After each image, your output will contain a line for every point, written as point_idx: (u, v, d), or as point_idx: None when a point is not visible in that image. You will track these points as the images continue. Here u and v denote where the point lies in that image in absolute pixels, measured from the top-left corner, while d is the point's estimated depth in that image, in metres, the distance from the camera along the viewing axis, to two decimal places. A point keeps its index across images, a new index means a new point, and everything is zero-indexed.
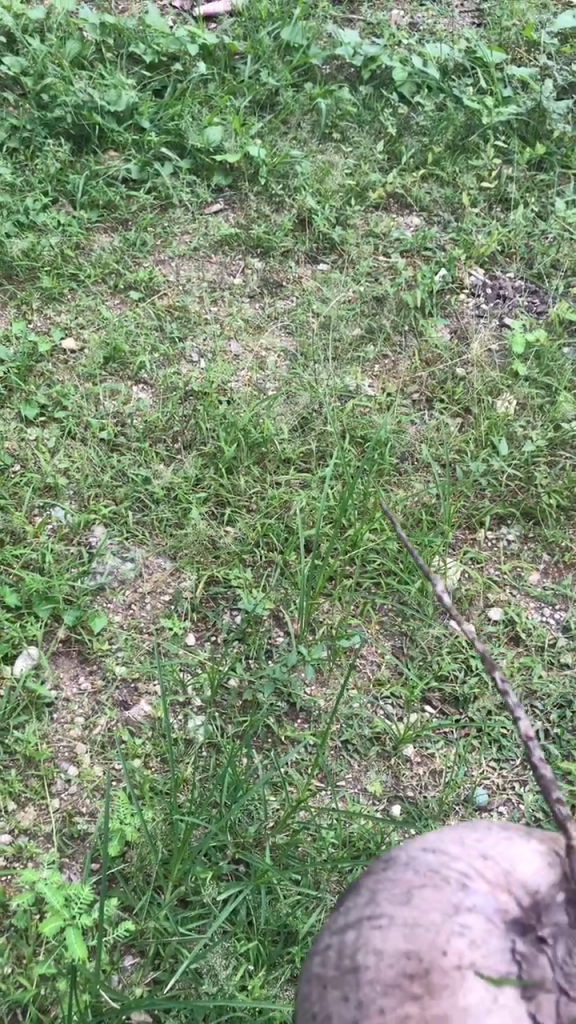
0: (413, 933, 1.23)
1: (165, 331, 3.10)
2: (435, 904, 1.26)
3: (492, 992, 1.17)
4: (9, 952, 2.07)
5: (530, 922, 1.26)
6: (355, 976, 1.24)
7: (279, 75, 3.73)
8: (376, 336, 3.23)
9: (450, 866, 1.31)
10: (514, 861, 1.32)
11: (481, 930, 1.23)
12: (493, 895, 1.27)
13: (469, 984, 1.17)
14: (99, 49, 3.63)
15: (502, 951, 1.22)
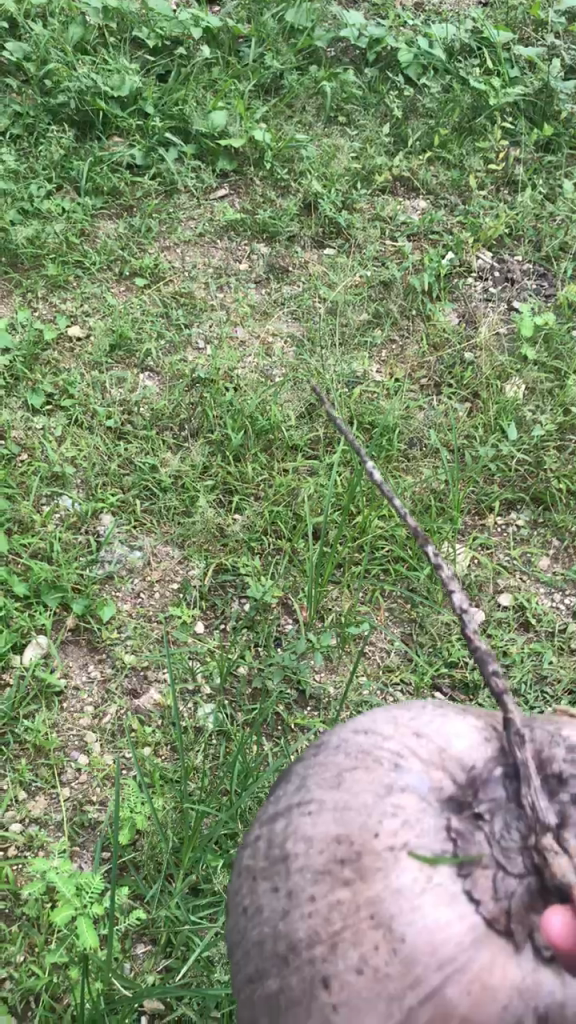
0: (343, 816, 1.26)
1: (172, 318, 3.08)
2: (368, 788, 1.28)
3: (427, 871, 1.18)
4: (21, 940, 2.07)
5: (467, 797, 1.28)
6: (287, 854, 1.28)
7: (284, 58, 3.70)
8: (383, 321, 3.21)
9: (381, 747, 1.34)
10: (448, 741, 1.35)
11: (412, 807, 1.26)
12: (426, 773, 1.30)
13: (401, 863, 1.19)
14: (102, 33, 3.60)
15: (436, 824, 1.24)
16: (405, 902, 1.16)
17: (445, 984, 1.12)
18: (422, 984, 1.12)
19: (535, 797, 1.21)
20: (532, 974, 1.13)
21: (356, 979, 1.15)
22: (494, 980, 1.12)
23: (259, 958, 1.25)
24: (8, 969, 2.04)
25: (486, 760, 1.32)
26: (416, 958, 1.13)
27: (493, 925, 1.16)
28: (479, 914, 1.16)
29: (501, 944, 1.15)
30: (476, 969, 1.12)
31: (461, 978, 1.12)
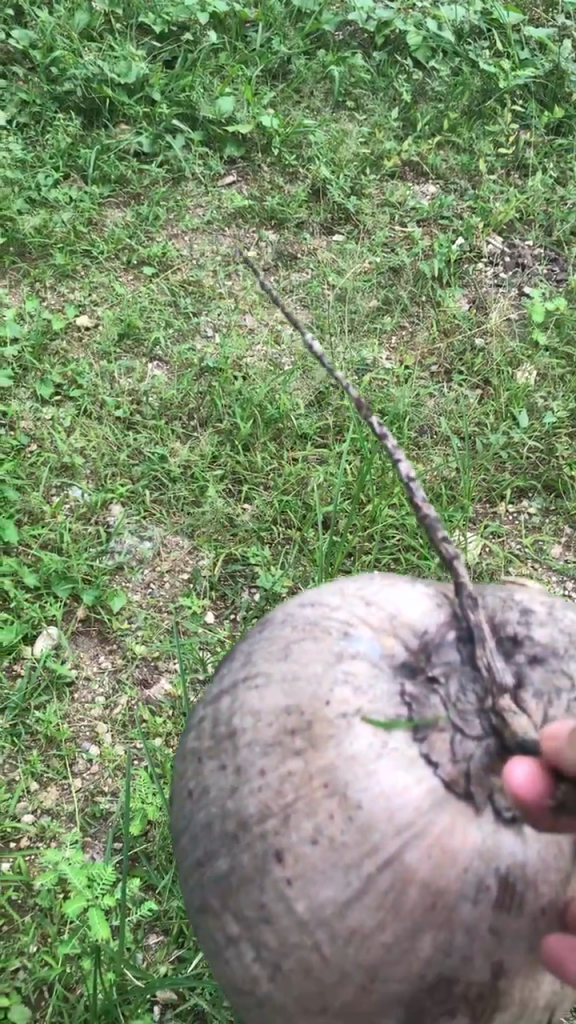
0: (293, 688, 1.37)
1: (180, 307, 3.07)
2: (318, 659, 1.39)
3: (381, 738, 1.29)
4: (34, 931, 2.08)
5: (417, 664, 1.39)
6: (240, 731, 1.40)
7: (291, 42, 3.66)
8: (393, 308, 3.19)
9: (329, 620, 1.45)
10: (398, 610, 1.45)
11: (364, 676, 1.36)
12: (377, 641, 1.41)
13: (353, 732, 1.30)
14: (108, 19, 3.57)
15: (388, 690, 1.35)
16: (360, 768, 1.27)
17: (401, 847, 1.24)
18: (378, 847, 1.24)
19: (490, 659, 1.35)
20: (484, 828, 1.26)
21: (312, 849, 1.27)
22: (452, 842, 1.25)
23: (220, 830, 1.37)
24: (21, 959, 2.05)
25: (436, 625, 1.43)
26: (372, 824, 1.25)
27: (449, 786, 1.28)
28: (434, 774, 1.28)
29: (457, 804, 1.27)
30: (432, 831, 1.25)
31: (415, 838, 1.24)
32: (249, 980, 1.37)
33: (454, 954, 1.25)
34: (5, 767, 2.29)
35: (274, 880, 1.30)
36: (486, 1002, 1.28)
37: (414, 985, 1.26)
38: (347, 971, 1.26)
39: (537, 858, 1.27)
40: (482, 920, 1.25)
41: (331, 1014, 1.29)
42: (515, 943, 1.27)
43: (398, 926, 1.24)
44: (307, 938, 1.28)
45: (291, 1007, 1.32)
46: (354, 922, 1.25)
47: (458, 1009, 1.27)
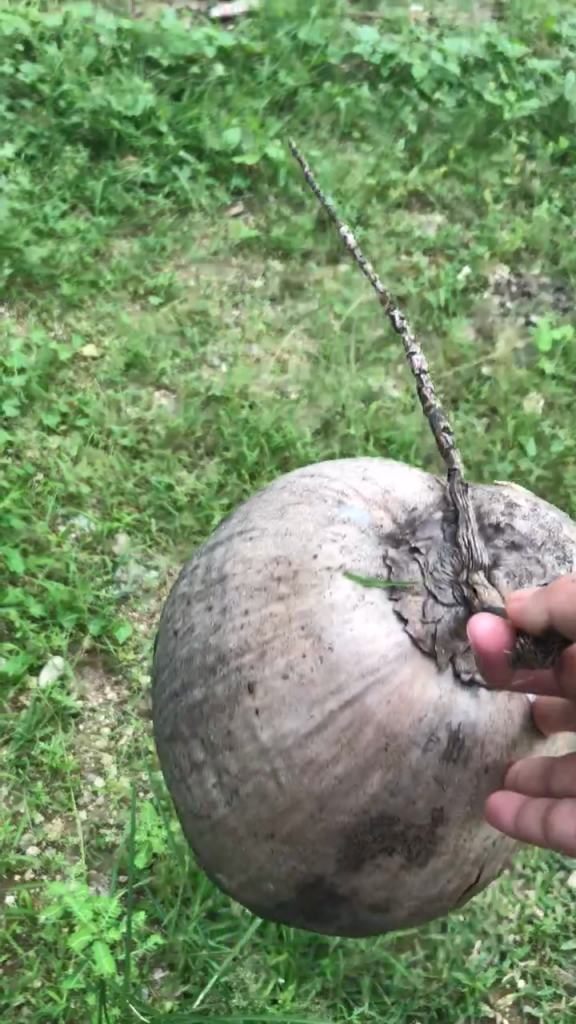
0: (285, 543, 1.69)
1: (187, 337, 3.07)
2: (312, 520, 1.70)
3: (360, 591, 1.60)
4: (38, 966, 2.07)
5: (403, 534, 1.69)
6: (233, 582, 1.71)
7: (297, 75, 3.68)
8: (399, 337, 3.20)
9: (328, 490, 1.75)
10: (392, 487, 1.76)
11: (353, 537, 1.67)
12: (368, 512, 1.71)
13: (335, 583, 1.61)
14: (116, 52, 3.59)
15: (371, 552, 1.65)
16: (337, 615, 1.58)
17: (364, 693, 1.55)
18: (344, 691, 1.55)
19: (470, 538, 1.63)
20: (444, 685, 1.56)
21: (281, 684, 1.59)
22: (410, 692, 1.55)
23: (203, 664, 1.71)
24: (25, 995, 2.03)
25: (425, 504, 1.74)
26: (340, 667, 1.56)
27: (416, 642, 1.57)
28: (403, 632, 1.58)
29: (423, 659, 1.56)
30: (395, 679, 1.55)
31: (377, 687, 1.55)
32: (204, 807, 1.75)
33: (399, 796, 1.58)
34: (10, 799, 2.28)
35: (245, 713, 1.63)
36: (420, 846, 1.62)
37: (359, 820, 1.59)
38: (300, 799, 1.60)
39: (485, 721, 1.58)
40: (429, 769, 1.57)
41: (277, 839, 1.65)
42: (457, 796, 1.60)
43: (349, 759, 1.57)
44: (268, 767, 1.62)
45: (243, 832, 1.69)
46: (313, 756, 1.58)
47: (396, 848, 1.61)
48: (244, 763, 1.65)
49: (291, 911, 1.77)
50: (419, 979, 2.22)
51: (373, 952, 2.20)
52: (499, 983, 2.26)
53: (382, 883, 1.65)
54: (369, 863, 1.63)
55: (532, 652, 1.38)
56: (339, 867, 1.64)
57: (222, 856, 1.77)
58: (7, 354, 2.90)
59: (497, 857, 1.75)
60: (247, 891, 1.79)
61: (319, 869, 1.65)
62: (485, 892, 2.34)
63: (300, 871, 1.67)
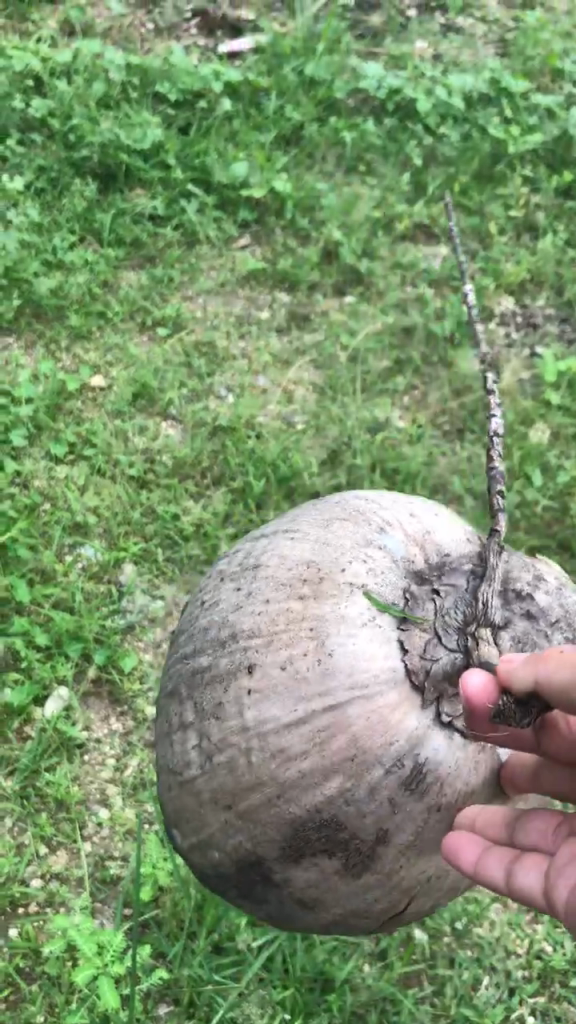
0: (321, 549, 1.75)
1: (194, 368, 3.09)
2: (350, 538, 1.77)
3: (372, 612, 1.67)
4: (41, 1001, 2.05)
5: (429, 574, 1.77)
6: (266, 570, 1.77)
7: (304, 110, 3.73)
8: (405, 368, 3.22)
9: (374, 515, 1.83)
10: (433, 531, 1.83)
11: (381, 563, 1.74)
12: (400, 546, 1.79)
13: (353, 598, 1.68)
14: (125, 88, 3.64)
15: (394, 582, 1.72)
16: (345, 627, 1.64)
17: (346, 703, 1.60)
18: (330, 695, 1.61)
19: (487, 597, 1.69)
20: (423, 719, 1.63)
21: (277, 670, 1.64)
22: (391, 712, 1.61)
23: (215, 637, 1.75)
24: None
25: (458, 553, 1.81)
26: (334, 673, 1.61)
27: (409, 673, 1.64)
28: (400, 660, 1.64)
29: (410, 691, 1.64)
30: (379, 699, 1.61)
31: (360, 701, 1.60)
32: (179, 764, 1.79)
33: (352, 805, 1.62)
34: (15, 830, 2.26)
35: (237, 691, 1.68)
36: (360, 859, 1.65)
37: (310, 816, 1.63)
38: (262, 781, 1.64)
39: (453, 762, 1.65)
40: (389, 787, 1.62)
41: (233, 812, 1.69)
42: (406, 821, 1.64)
43: (317, 756, 1.61)
44: (243, 744, 1.66)
45: (205, 796, 1.73)
46: (284, 745, 1.62)
47: (336, 853, 1.65)
48: (223, 734, 1.69)
49: (224, 882, 1.80)
50: (427, 1016, 2.19)
51: (380, 988, 2.17)
52: (507, 1019, 2.24)
53: (315, 880, 1.68)
54: (309, 858, 1.66)
55: (513, 712, 1.50)
56: (281, 855, 1.67)
57: (180, 814, 1.80)
58: (15, 384, 2.91)
59: (429, 898, 1.77)
60: (194, 853, 1.82)
61: (263, 851, 1.69)
62: (492, 926, 2.32)
63: (244, 848, 1.71)
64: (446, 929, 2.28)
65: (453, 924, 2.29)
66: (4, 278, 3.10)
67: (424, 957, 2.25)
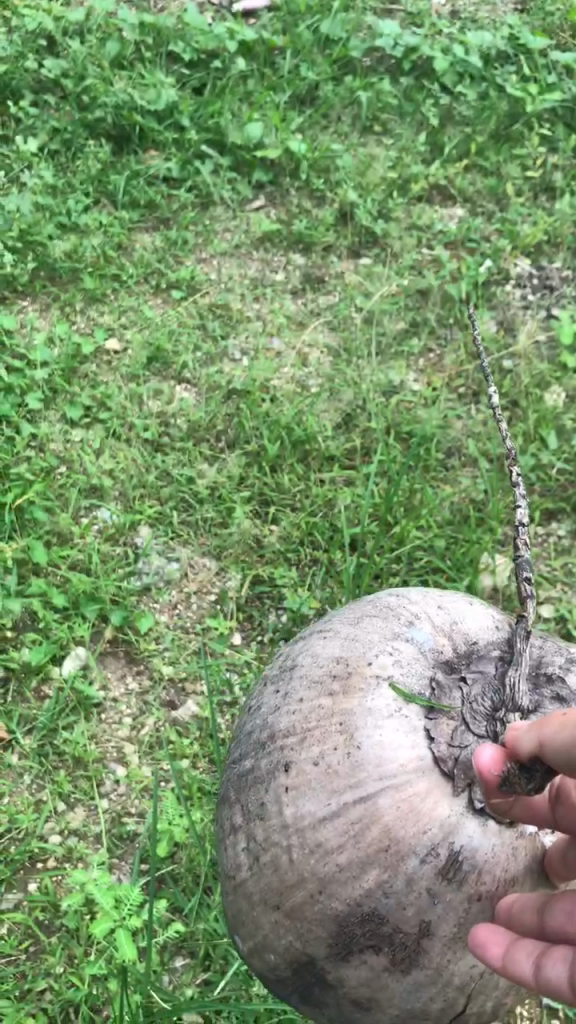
0: (349, 643, 1.69)
1: (208, 330, 3.09)
2: (377, 630, 1.70)
3: (399, 704, 1.59)
4: (61, 952, 2.08)
5: (457, 664, 1.67)
6: (301, 670, 1.72)
7: (319, 69, 3.68)
8: (420, 330, 3.21)
9: (404, 606, 1.75)
10: (462, 619, 1.73)
11: (407, 654, 1.66)
12: (430, 635, 1.69)
13: (379, 690, 1.60)
14: (138, 47, 3.61)
15: (421, 673, 1.63)
16: (373, 719, 1.57)
17: (378, 794, 1.53)
18: (362, 787, 1.54)
19: (516, 680, 1.57)
20: (456, 808, 1.53)
21: (311, 766, 1.58)
22: (421, 803, 1.52)
23: (256, 738, 1.71)
24: (48, 980, 2.05)
25: (487, 640, 1.70)
26: (363, 767, 1.54)
27: (438, 763, 1.55)
28: (428, 750, 1.55)
29: (440, 781, 1.54)
30: (410, 789, 1.53)
31: (392, 792, 1.53)
32: (231, 869, 1.70)
33: (392, 898, 1.51)
34: (33, 788, 2.30)
35: (275, 789, 1.62)
36: (407, 955, 1.53)
37: (351, 911, 1.53)
38: (304, 877, 1.56)
39: (490, 850, 1.52)
40: (425, 879, 1.51)
41: (281, 913, 1.60)
42: (448, 914, 1.52)
43: (353, 850, 1.53)
44: (284, 841, 1.59)
45: (255, 898, 1.64)
46: (322, 839, 1.55)
47: (383, 950, 1.53)
48: (267, 832, 1.62)
49: (284, 987, 1.69)
50: None
51: None
52: None
53: (366, 980, 1.55)
54: (356, 957, 1.54)
55: (520, 779, 1.38)
56: (328, 954, 1.56)
57: (237, 918, 1.70)
58: (30, 347, 2.92)
59: (488, 995, 1.62)
60: (253, 958, 1.71)
61: (312, 950, 1.58)
62: None
63: (295, 949, 1.60)
64: None
65: None
66: (19, 240, 3.10)
67: None
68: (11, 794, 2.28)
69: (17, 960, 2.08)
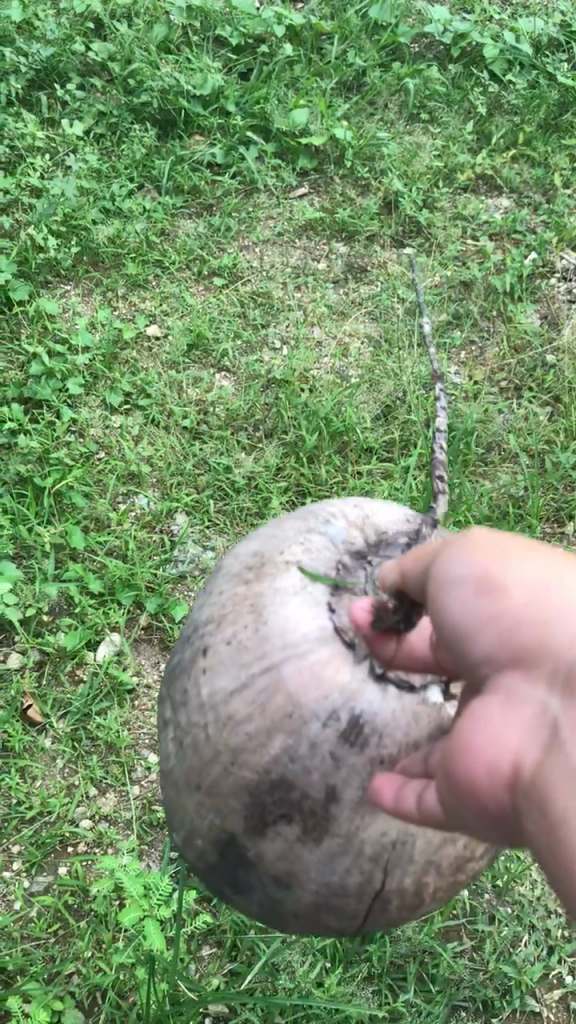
0: (267, 538, 1.60)
1: (249, 318, 3.08)
2: (293, 525, 1.60)
3: (304, 581, 1.49)
4: (89, 936, 2.09)
5: (366, 552, 1.55)
6: (226, 567, 1.62)
7: (367, 55, 3.65)
8: (463, 321, 3.17)
9: (321, 504, 1.65)
10: (375, 513, 1.62)
11: (316, 542, 1.55)
12: (344, 527, 1.58)
13: (288, 570, 1.50)
14: (186, 32, 3.59)
15: (328, 559, 1.53)
16: (280, 595, 1.47)
17: (282, 662, 1.41)
18: (265, 655, 1.43)
19: None
20: (357, 672, 1.41)
21: (225, 643, 1.48)
22: (325, 669, 1.41)
23: (185, 634, 1.62)
24: (76, 964, 2.06)
25: (396, 530, 1.60)
26: (268, 638, 1.44)
27: (338, 630, 1.44)
28: (330, 620, 1.45)
29: (342, 647, 1.43)
30: (312, 656, 1.41)
31: (295, 657, 1.41)
32: (165, 764, 1.60)
33: (298, 765, 1.39)
34: (65, 772, 2.31)
35: (195, 670, 1.52)
36: (318, 822, 1.40)
37: (261, 781, 1.41)
38: (218, 750, 1.44)
39: (390, 714, 1.40)
40: (328, 744, 1.38)
41: (201, 793, 1.48)
42: (352, 778, 1.39)
43: (259, 717, 1.41)
44: (201, 720, 1.48)
45: (180, 785, 1.53)
46: (231, 711, 1.44)
47: (294, 819, 1.41)
48: (188, 716, 1.52)
49: (214, 876, 1.55)
50: (465, 969, 2.12)
51: (420, 939, 2.11)
52: (546, 977, 2.15)
53: (282, 853, 1.43)
54: (272, 829, 1.42)
55: (388, 613, 1.31)
56: (243, 828, 1.43)
57: (171, 814, 1.58)
58: (72, 331, 2.93)
59: (409, 869, 1.45)
60: (190, 855, 1.58)
61: (231, 827, 1.46)
62: (533, 885, 2.23)
63: (217, 828, 1.48)
64: (486, 886, 2.21)
65: (494, 881, 2.21)
66: (63, 225, 3.11)
67: (465, 912, 2.18)
68: (43, 777, 2.29)
69: (46, 943, 2.10)
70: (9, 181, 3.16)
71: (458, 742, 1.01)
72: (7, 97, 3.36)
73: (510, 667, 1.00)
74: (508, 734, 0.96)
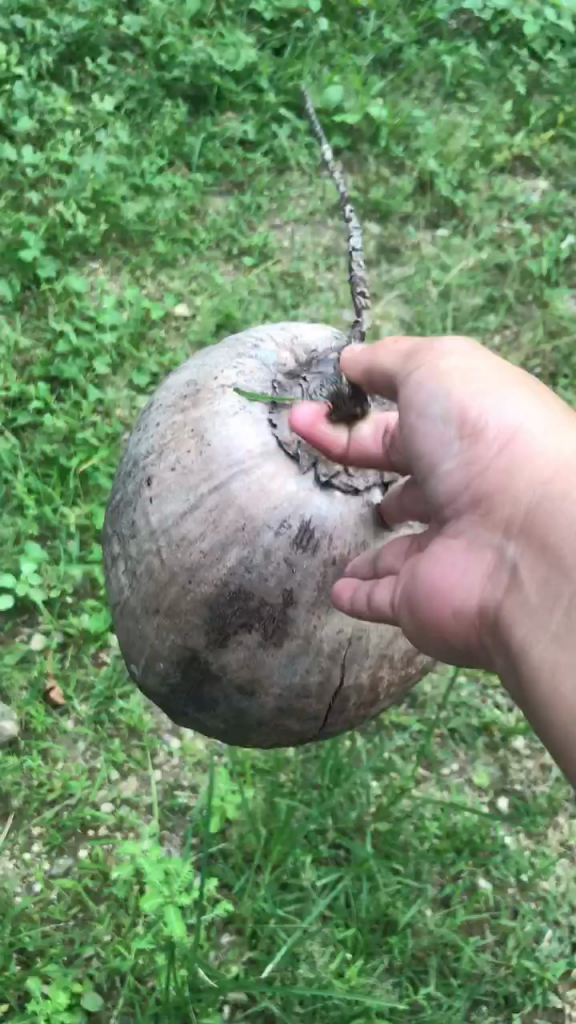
0: (202, 366, 1.68)
1: (279, 298, 3.03)
2: (222, 354, 1.68)
3: (241, 403, 1.57)
4: (109, 920, 2.08)
5: (298, 371, 1.63)
6: (157, 402, 1.71)
7: (403, 31, 3.57)
8: (497, 306, 3.12)
9: (250, 334, 1.71)
10: (303, 332, 1.70)
11: (250, 368, 1.63)
12: (274, 352, 1.66)
13: (222, 397, 1.59)
14: (219, 5, 3.52)
15: (263, 378, 1.62)
16: (222, 418, 1.56)
17: (231, 481, 1.52)
18: (216, 477, 1.53)
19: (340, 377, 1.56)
20: (304, 483, 1.53)
21: (170, 472, 1.58)
22: (272, 488, 1.52)
23: (127, 471, 1.70)
24: (95, 948, 2.05)
25: (326, 346, 1.66)
26: (214, 462, 1.54)
27: (282, 445, 1.54)
28: (271, 436, 1.55)
29: (287, 462, 1.54)
30: (259, 474, 1.52)
31: (244, 475, 1.52)
32: (117, 596, 1.71)
33: (255, 574, 1.51)
34: (87, 754, 2.30)
35: (141, 502, 1.62)
36: (276, 626, 1.53)
37: (221, 591, 1.53)
38: (174, 570, 1.56)
39: (338, 518, 1.52)
40: (283, 553, 1.51)
41: (159, 615, 1.60)
42: (307, 579, 1.52)
43: (214, 536, 1.53)
44: (153, 545, 1.59)
45: (138, 611, 1.65)
46: (183, 533, 1.55)
47: (254, 625, 1.53)
48: (139, 546, 1.62)
49: (177, 696, 1.69)
50: (487, 964, 2.08)
51: (443, 933, 2.08)
52: (568, 974, 2.11)
53: (245, 659, 1.56)
54: (233, 639, 1.55)
55: (343, 404, 1.52)
56: (205, 641, 1.56)
57: (128, 643, 1.71)
58: (100, 309, 2.89)
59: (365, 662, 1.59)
60: (149, 680, 1.72)
61: (193, 643, 1.58)
62: (558, 881, 2.21)
63: (178, 646, 1.60)
64: (511, 879, 2.18)
65: (518, 874, 2.18)
66: (91, 201, 3.06)
67: (487, 906, 2.15)
68: (65, 760, 2.28)
69: (66, 926, 2.09)
70: (38, 156, 3.13)
71: (421, 586, 1.31)
72: (37, 71, 3.32)
73: (472, 518, 1.26)
74: (474, 574, 1.24)
